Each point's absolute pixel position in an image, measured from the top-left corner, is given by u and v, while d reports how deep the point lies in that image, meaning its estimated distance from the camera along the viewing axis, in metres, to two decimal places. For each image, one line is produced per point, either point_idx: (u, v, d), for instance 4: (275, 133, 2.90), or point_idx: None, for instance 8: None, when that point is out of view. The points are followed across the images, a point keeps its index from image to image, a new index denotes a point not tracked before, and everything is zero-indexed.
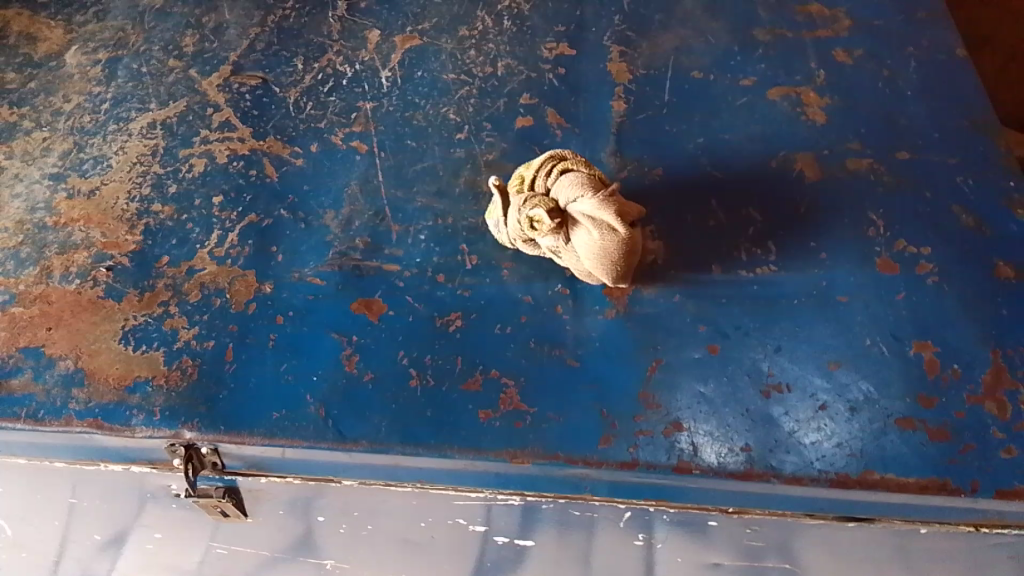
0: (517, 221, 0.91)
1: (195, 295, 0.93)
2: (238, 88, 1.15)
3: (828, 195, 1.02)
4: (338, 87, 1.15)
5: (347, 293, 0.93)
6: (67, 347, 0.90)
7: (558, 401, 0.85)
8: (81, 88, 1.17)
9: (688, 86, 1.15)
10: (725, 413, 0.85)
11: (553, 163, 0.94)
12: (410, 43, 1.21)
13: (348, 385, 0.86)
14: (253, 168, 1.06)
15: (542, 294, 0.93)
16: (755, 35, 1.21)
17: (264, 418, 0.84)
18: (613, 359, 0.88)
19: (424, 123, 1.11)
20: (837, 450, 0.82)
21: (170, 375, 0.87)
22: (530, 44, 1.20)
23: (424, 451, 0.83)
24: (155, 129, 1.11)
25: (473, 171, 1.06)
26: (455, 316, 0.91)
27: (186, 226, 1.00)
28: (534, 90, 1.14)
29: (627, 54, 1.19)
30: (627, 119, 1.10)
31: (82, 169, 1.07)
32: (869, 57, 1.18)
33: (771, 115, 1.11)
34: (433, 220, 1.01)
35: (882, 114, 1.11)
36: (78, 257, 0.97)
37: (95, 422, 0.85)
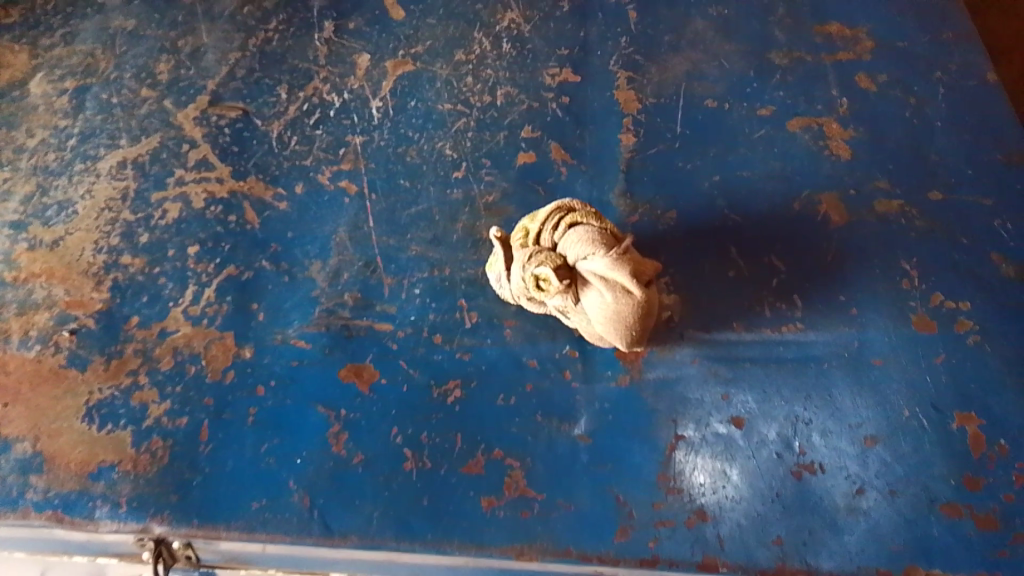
0: (522, 280, 0.81)
1: (167, 362, 0.86)
2: (215, 121, 1.05)
3: (857, 241, 0.93)
4: (325, 119, 1.05)
5: (335, 359, 0.86)
6: (25, 427, 0.83)
7: (567, 487, 0.78)
8: (46, 122, 1.07)
9: (700, 117, 1.03)
10: (753, 500, 0.78)
11: (561, 215, 0.84)
12: (402, 70, 1.09)
13: (335, 469, 0.79)
14: (233, 214, 0.97)
15: (549, 357, 0.85)
16: (772, 58, 1.09)
17: (243, 510, 0.77)
18: (629, 435, 0.81)
19: (418, 160, 1.01)
20: (877, 542, 0.76)
21: (139, 459, 0.80)
22: (531, 69, 1.08)
23: (420, 548, 0.75)
24: (125, 168, 1.01)
25: (472, 216, 0.96)
26: (453, 384, 0.84)
27: (157, 281, 0.92)
28: (536, 122, 1.03)
29: (634, 80, 1.07)
30: (637, 155, 1.00)
31: (45, 216, 0.98)
32: (894, 83, 1.06)
33: (792, 149, 1.01)
34: (429, 271, 0.92)
35: (913, 146, 1.01)
36: (39, 319, 0.90)
37: (54, 515, 0.78)
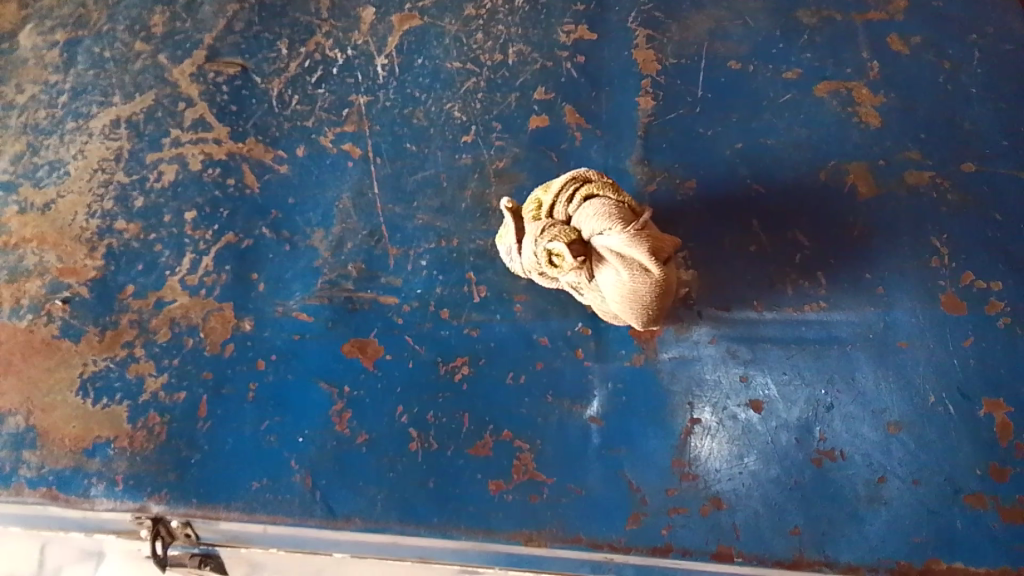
0: (534, 255, 0.77)
1: (163, 334, 0.84)
2: (212, 78, 0.97)
3: (885, 215, 0.88)
4: (328, 77, 0.97)
5: (337, 333, 0.83)
6: (18, 399, 0.83)
7: (579, 472, 0.77)
8: (35, 76, 0.99)
9: (723, 80, 0.95)
10: (771, 487, 0.77)
11: (576, 187, 0.80)
12: (408, 25, 1.00)
13: (338, 449, 0.79)
14: (231, 176, 0.92)
15: (561, 334, 0.82)
16: (799, 18, 0.98)
17: (243, 489, 0.78)
18: (642, 417, 0.79)
19: (425, 122, 0.94)
20: (899, 534, 0.75)
21: (135, 435, 0.80)
22: (545, 26, 0.98)
23: (426, 532, 0.76)
24: (118, 128, 0.95)
25: (481, 182, 0.91)
26: (461, 361, 0.81)
27: (153, 248, 0.89)
28: (550, 83, 0.95)
29: (655, 39, 0.97)
30: (655, 120, 0.93)
31: (36, 177, 0.94)
32: (928, 46, 0.96)
33: (819, 115, 0.93)
34: (436, 242, 0.88)
35: (947, 115, 0.93)
36: (30, 287, 0.88)
37: (49, 493, 0.78)
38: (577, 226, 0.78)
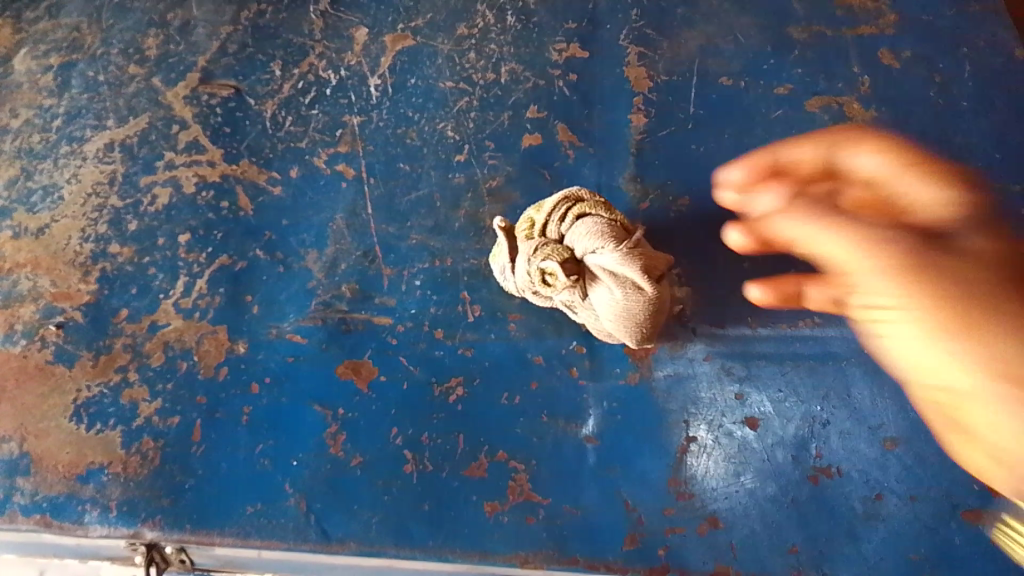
0: (527, 275, 0.77)
1: (158, 357, 0.84)
2: (207, 100, 0.97)
3: None
4: (321, 98, 0.97)
5: (332, 355, 0.83)
6: (11, 426, 0.82)
7: (575, 492, 0.77)
8: (29, 100, 0.99)
9: (714, 97, 0.95)
10: (768, 505, 0.76)
11: (568, 206, 0.79)
12: (401, 45, 1.00)
13: (333, 472, 0.78)
14: (225, 199, 0.92)
15: (555, 353, 0.82)
16: (789, 34, 0.99)
17: (237, 515, 0.77)
18: (638, 437, 0.79)
19: (418, 142, 0.94)
20: (897, 551, 0.74)
21: (129, 461, 0.80)
22: (537, 44, 0.99)
23: (421, 555, 0.75)
24: (112, 152, 0.96)
25: (474, 202, 0.91)
26: (455, 382, 0.81)
27: (147, 271, 0.89)
28: (542, 102, 0.95)
29: (646, 56, 0.98)
30: (647, 137, 0.93)
31: (30, 202, 0.94)
32: (919, 60, 0.97)
33: (810, 131, 0.93)
34: (430, 262, 0.88)
35: (938, 128, 0.93)
36: (24, 312, 0.88)
37: (43, 520, 0.78)
38: (570, 245, 0.78)
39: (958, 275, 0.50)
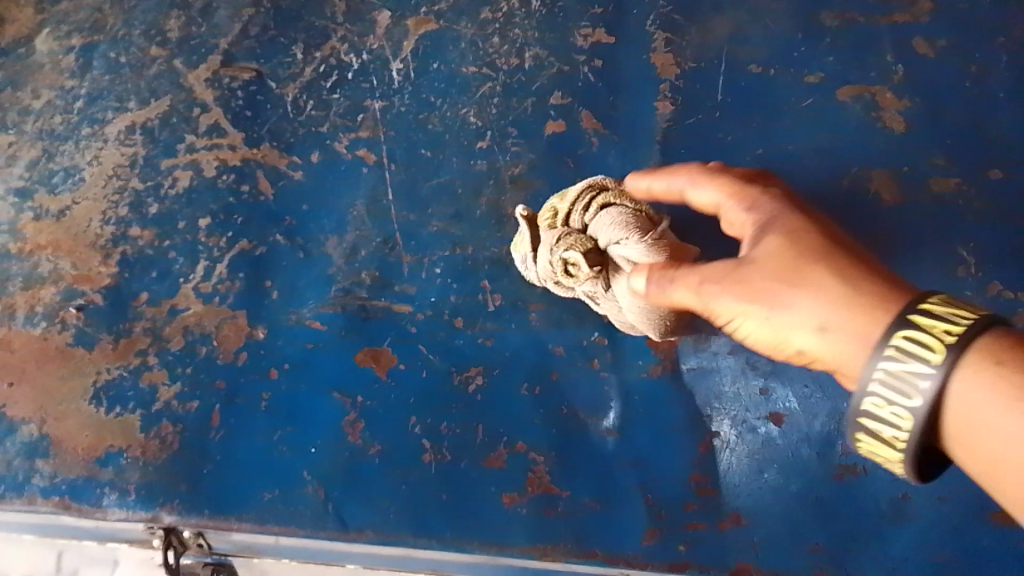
0: (549, 264, 0.76)
1: (177, 341, 0.84)
2: (228, 83, 0.96)
3: (910, 223, 0.87)
4: (343, 82, 0.96)
5: (351, 342, 0.83)
6: (32, 408, 0.83)
7: (595, 485, 0.76)
8: (52, 81, 0.99)
9: (743, 84, 0.93)
10: (792, 504, 0.75)
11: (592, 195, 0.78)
12: (424, 29, 0.98)
13: (351, 460, 0.78)
14: (245, 183, 0.91)
15: (576, 344, 0.81)
16: (821, 21, 0.96)
17: (255, 501, 0.77)
18: (660, 430, 0.78)
19: (440, 127, 0.93)
20: (923, 552, 0.73)
21: (148, 445, 0.80)
22: (561, 29, 0.96)
23: (439, 545, 0.75)
24: (133, 134, 0.95)
25: (496, 189, 0.90)
26: (475, 371, 0.80)
27: (167, 255, 0.89)
28: (566, 88, 0.94)
29: (674, 42, 0.95)
30: (674, 125, 0.91)
31: (51, 183, 0.93)
32: (955, 49, 0.94)
33: (840, 121, 0.91)
34: (451, 250, 0.87)
35: (975, 120, 0.91)
36: (45, 294, 0.88)
37: (62, 502, 0.78)
38: (593, 233, 0.76)
39: (824, 253, 0.57)
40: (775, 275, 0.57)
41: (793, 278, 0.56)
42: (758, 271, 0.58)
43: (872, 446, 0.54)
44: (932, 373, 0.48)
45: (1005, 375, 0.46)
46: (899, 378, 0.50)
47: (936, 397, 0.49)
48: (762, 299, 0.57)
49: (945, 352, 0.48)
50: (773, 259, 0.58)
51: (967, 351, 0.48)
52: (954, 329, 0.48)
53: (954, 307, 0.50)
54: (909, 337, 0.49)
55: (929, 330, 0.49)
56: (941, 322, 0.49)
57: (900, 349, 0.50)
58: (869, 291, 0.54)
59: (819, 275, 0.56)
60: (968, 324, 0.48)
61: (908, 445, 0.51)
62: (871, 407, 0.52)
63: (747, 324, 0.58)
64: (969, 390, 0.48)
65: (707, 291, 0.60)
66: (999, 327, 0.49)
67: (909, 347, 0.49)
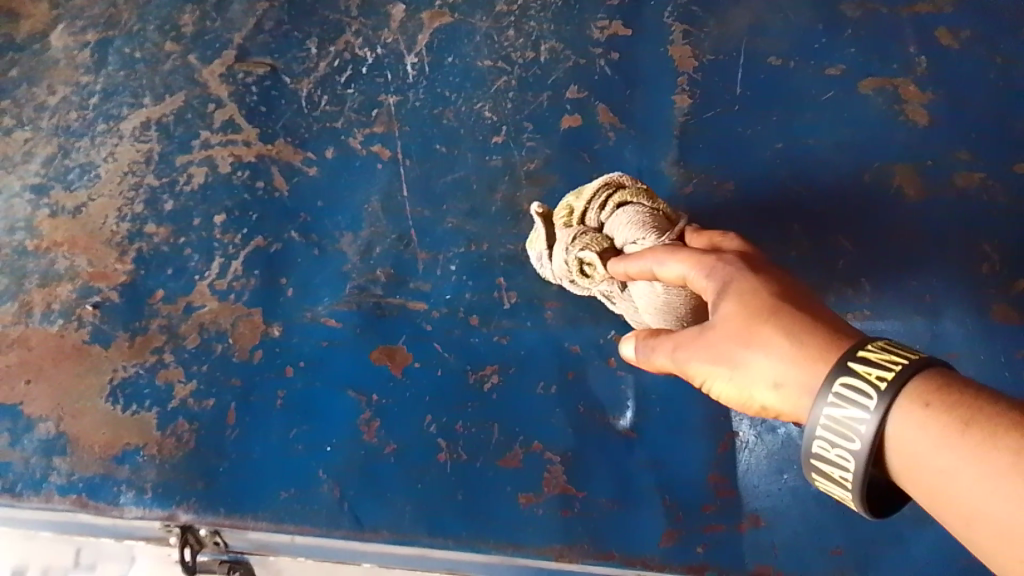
0: (565, 264, 0.75)
1: (193, 339, 0.84)
2: (243, 79, 0.96)
3: (932, 218, 0.85)
4: (357, 77, 0.95)
5: (366, 340, 0.82)
6: (49, 405, 0.83)
7: (612, 485, 0.75)
8: (67, 77, 0.98)
9: (762, 77, 0.91)
10: (812, 505, 0.74)
11: (609, 193, 0.76)
12: (439, 22, 0.97)
13: (367, 459, 0.78)
14: (260, 179, 0.91)
15: (593, 342, 0.80)
16: (842, 12, 0.94)
17: (272, 499, 0.77)
18: (678, 430, 0.77)
19: (455, 122, 0.92)
20: (945, 555, 0.72)
21: (164, 443, 0.80)
22: (578, 22, 0.95)
23: (455, 545, 0.75)
24: (148, 130, 0.95)
25: (511, 185, 0.89)
26: (490, 369, 0.80)
27: (183, 252, 0.88)
28: (582, 82, 0.92)
29: (692, 34, 0.94)
30: (692, 119, 0.90)
31: (67, 180, 0.93)
32: (980, 40, 0.92)
33: (862, 114, 0.89)
34: (466, 246, 0.86)
35: (999, 113, 0.89)
36: (61, 291, 0.88)
37: (78, 500, 0.79)
38: (609, 232, 0.74)
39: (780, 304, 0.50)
40: (730, 335, 0.51)
41: (745, 334, 0.50)
42: (714, 331, 0.52)
43: (824, 487, 0.48)
44: (869, 418, 0.43)
45: (938, 417, 0.41)
46: (839, 424, 0.44)
47: (876, 441, 0.43)
48: (721, 360, 0.51)
49: (880, 399, 0.43)
50: (729, 316, 0.51)
51: (901, 393, 0.42)
52: (889, 374, 0.43)
53: (894, 350, 0.44)
54: (846, 384, 0.44)
55: (862, 376, 0.43)
56: (875, 368, 0.43)
57: (840, 395, 0.44)
58: (825, 343, 0.47)
59: (772, 329, 0.49)
60: (902, 366, 0.43)
61: (856, 488, 0.45)
62: (817, 452, 0.46)
63: (715, 386, 0.52)
64: (909, 430, 0.42)
65: (680, 357, 0.54)
66: (938, 367, 0.43)
67: (848, 393, 0.43)
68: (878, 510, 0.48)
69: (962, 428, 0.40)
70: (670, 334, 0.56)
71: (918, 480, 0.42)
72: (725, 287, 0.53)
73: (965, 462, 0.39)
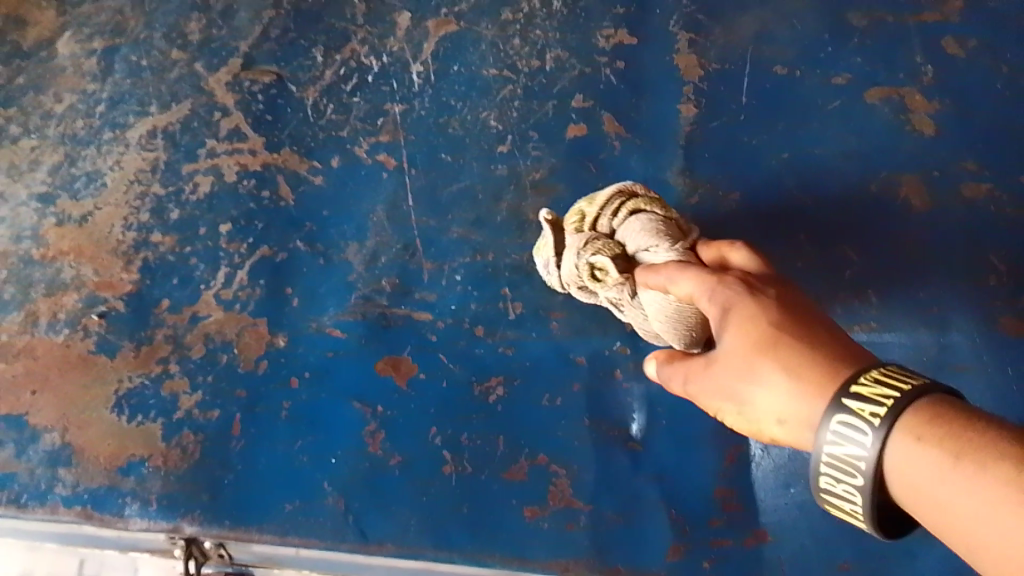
0: (575, 268, 0.73)
1: (198, 349, 0.84)
2: (249, 87, 0.96)
3: (939, 229, 0.85)
4: (363, 85, 0.95)
5: (371, 350, 0.82)
6: (55, 415, 0.83)
7: (618, 499, 0.75)
8: (73, 85, 0.99)
9: (768, 86, 0.91)
10: (818, 519, 0.74)
11: (622, 200, 0.75)
12: (445, 30, 0.97)
13: (371, 471, 0.78)
14: (266, 188, 0.91)
15: (598, 354, 0.80)
16: (849, 21, 0.93)
17: (277, 511, 0.77)
18: (683, 444, 0.76)
19: (460, 131, 0.92)
20: (952, 570, 0.72)
21: (169, 454, 0.80)
22: (584, 30, 0.95)
23: (460, 559, 0.75)
24: (155, 139, 0.95)
25: (517, 194, 0.89)
26: (496, 381, 0.80)
27: (189, 261, 0.89)
28: (588, 91, 0.92)
29: (698, 43, 0.93)
30: (698, 129, 0.90)
31: (73, 189, 0.93)
32: (987, 49, 0.91)
33: (868, 124, 0.89)
34: (471, 256, 0.86)
35: (1007, 123, 0.88)
36: (67, 301, 0.88)
37: (84, 512, 0.79)
38: (622, 239, 0.73)
39: (778, 336, 0.50)
40: (730, 372, 0.51)
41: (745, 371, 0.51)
42: (716, 365, 0.53)
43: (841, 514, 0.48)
44: (867, 454, 0.43)
45: (930, 451, 0.40)
46: (841, 459, 0.44)
47: (877, 474, 0.43)
48: (726, 396, 0.52)
49: (875, 434, 0.42)
50: (730, 351, 0.52)
51: (895, 427, 0.42)
52: (882, 410, 0.42)
53: (889, 380, 0.43)
54: (843, 421, 0.43)
55: (857, 414, 0.43)
56: (869, 404, 0.42)
57: (838, 432, 0.44)
58: (822, 375, 0.47)
59: (768, 366, 0.49)
60: (895, 399, 0.42)
61: (867, 517, 0.45)
62: (825, 484, 0.46)
63: (729, 415, 0.54)
64: (905, 464, 0.41)
65: (691, 387, 0.56)
66: (935, 395, 0.42)
67: (844, 430, 0.43)
68: (895, 532, 0.47)
69: (953, 462, 0.39)
70: (682, 362, 0.58)
71: (920, 511, 0.41)
72: (725, 315, 0.53)
73: (959, 495, 0.38)
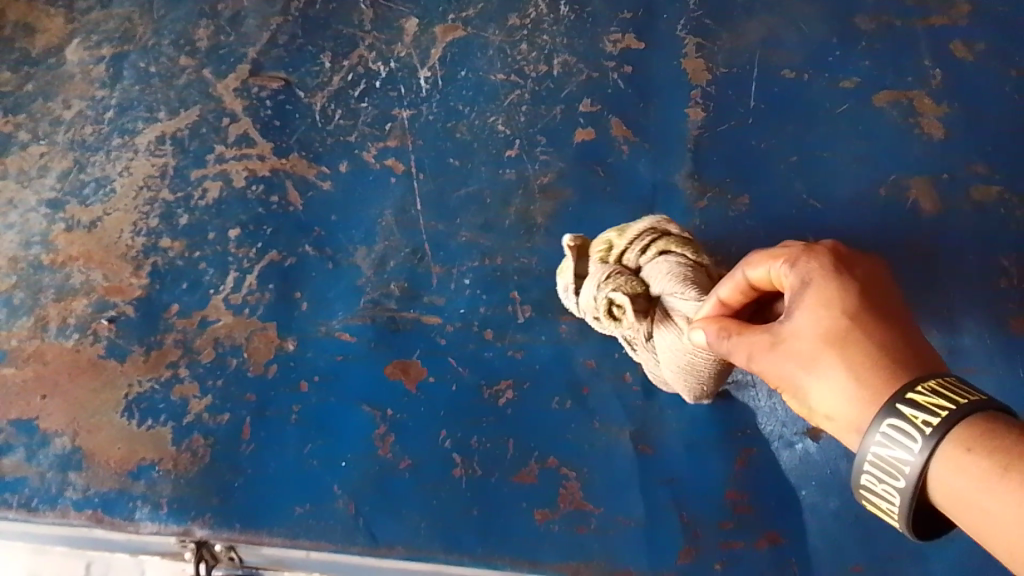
0: (594, 299, 0.71)
1: (208, 353, 0.84)
2: (257, 93, 0.96)
3: (949, 232, 0.84)
4: (371, 90, 0.95)
5: (380, 355, 0.82)
6: (65, 420, 0.83)
7: (628, 502, 0.75)
8: (82, 91, 0.99)
9: (776, 90, 0.91)
10: (829, 522, 0.74)
11: (654, 237, 0.73)
12: (452, 36, 0.97)
13: (381, 474, 0.78)
14: (275, 193, 0.91)
15: (608, 357, 0.80)
16: (856, 25, 0.94)
17: (287, 515, 0.77)
18: (694, 447, 0.76)
19: (468, 136, 0.92)
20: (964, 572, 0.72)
21: (179, 458, 0.80)
22: (590, 35, 0.95)
23: (470, 562, 0.74)
24: (164, 144, 0.95)
25: (525, 198, 0.89)
26: (505, 385, 0.80)
27: (198, 266, 0.89)
28: (595, 95, 0.92)
29: (705, 47, 0.94)
30: (706, 132, 0.90)
31: (83, 194, 0.94)
32: (995, 52, 0.91)
33: (876, 127, 0.89)
34: (480, 260, 0.86)
35: (1016, 125, 0.88)
36: (77, 306, 0.88)
37: (95, 515, 0.79)
38: (646, 278, 0.71)
39: (849, 329, 0.49)
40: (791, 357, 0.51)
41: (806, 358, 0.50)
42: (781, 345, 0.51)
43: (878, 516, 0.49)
44: (913, 460, 0.44)
45: (978, 461, 0.41)
46: (886, 463, 0.46)
47: (920, 481, 0.44)
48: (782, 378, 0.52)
49: (924, 442, 0.43)
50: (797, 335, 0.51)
51: (946, 437, 0.43)
52: (935, 419, 0.43)
53: (945, 391, 0.44)
54: (893, 425, 0.45)
55: (908, 420, 0.44)
56: (921, 412, 0.44)
57: (886, 435, 0.45)
58: (884, 381, 0.47)
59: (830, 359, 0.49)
60: (948, 411, 0.43)
61: (904, 521, 0.47)
62: (865, 484, 0.48)
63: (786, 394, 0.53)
64: (953, 472, 0.42)
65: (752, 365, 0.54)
66: (990, 411, 0.43)
67: (893, 434, 0.45)
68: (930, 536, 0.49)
69: (1001, 471, 0.40)
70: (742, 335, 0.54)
71: (961, 518, 0.43)
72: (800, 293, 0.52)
73: (1002, 503, 0.40)
